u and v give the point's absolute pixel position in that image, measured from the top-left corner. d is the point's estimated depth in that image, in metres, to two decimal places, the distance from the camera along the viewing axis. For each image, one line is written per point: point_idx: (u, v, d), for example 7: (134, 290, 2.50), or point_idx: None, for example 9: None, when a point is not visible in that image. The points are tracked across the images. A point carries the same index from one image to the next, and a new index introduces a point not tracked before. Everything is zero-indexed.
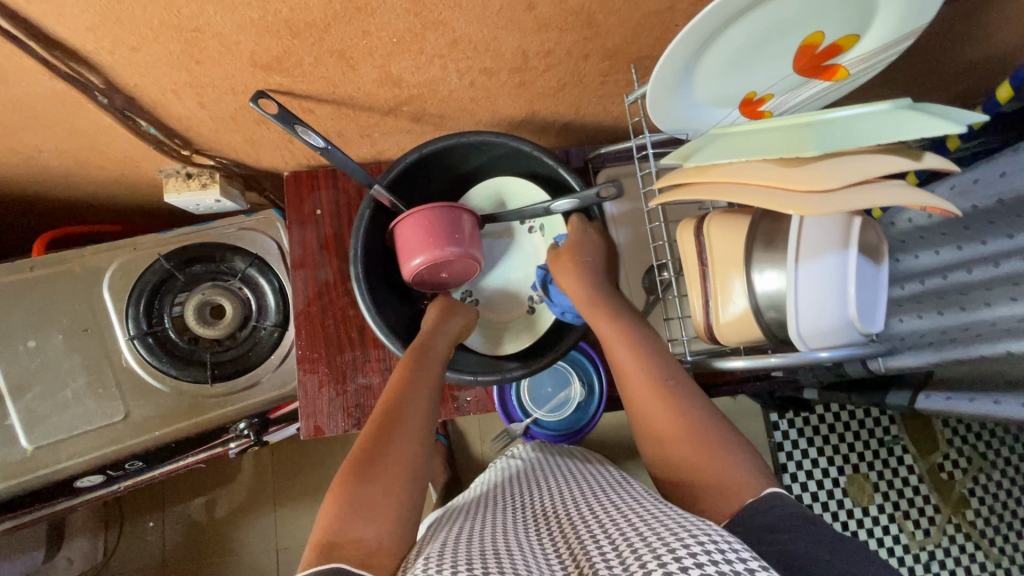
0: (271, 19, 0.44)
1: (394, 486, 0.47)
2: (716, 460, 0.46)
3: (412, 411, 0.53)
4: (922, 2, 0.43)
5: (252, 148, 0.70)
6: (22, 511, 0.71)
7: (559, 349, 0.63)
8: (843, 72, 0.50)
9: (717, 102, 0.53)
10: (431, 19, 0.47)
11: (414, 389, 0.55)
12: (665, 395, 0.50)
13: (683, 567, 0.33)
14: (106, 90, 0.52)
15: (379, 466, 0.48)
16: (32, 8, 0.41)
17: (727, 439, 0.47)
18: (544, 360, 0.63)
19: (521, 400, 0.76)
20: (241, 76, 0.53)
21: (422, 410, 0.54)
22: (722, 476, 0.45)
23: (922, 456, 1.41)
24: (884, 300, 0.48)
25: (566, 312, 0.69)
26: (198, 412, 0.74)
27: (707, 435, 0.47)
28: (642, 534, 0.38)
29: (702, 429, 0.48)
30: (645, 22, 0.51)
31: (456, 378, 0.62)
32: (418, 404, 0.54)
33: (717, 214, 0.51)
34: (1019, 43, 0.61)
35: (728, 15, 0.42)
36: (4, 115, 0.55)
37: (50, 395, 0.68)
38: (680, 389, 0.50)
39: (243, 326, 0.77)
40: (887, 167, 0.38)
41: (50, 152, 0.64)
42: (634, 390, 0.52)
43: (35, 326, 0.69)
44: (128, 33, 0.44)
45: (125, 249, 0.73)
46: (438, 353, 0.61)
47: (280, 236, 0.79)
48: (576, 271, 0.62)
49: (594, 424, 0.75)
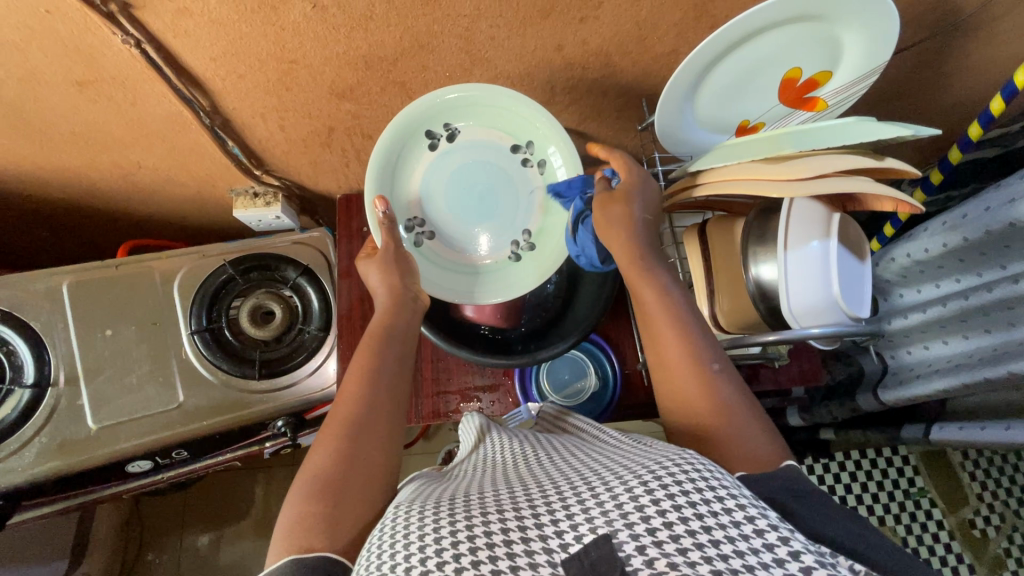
0: (353, 53, 0.56)
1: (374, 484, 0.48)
2: (748, 435, 0.47)
3: (380, 403, 0.53)
4: (879, 43, 0.53)
5: (314, 171, 0.81)
6: (75, 491, 0.77)
7: (580, 330, 0.67)
8: (822, 103, 0.61)
9: (716, 129, 0.63)
10: (478, 56, 0.59)
11: (377, 387, 0.54)
12: (700, 369, 0.50)
13: (669, 495, 0.33)
14: (210, 111, 0.64)
15: (352, 446, 0.49)
16: (176, 44, 0.53)
17: (755, 415, 0.49)
18: (569, 343, 0.67)
19: (540, 387, 0.79)
20: (319, 103, 0.64)
21: (392, 390, 0.55)
22: (750, 450, 0.46)
23: (951, 511, 1.36)
24: (869, 290, 0.55)
25: (583, 257, 0.65)
26: (242, 406, 0.79)
27: (738, 412, 0.48)
28: (630, 466, 0.38)
29: (728, 402, 0.49)
30: (653, 63, 0.62)
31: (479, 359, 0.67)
32: (385, 391, 0.54)
33: (717, 220, 0.59)
34: (980, 88, 0.71)
35: (719, 55, 0.53)
36: (122, 132, 0.67)
37: (118, 379, 0.77)
38: (722, 374, 0.50)
39: (289, 330, 0.84)
40: (851, 164, 0.47)
41: (148, 168, 0.76)
42: (667, 360, 0.52)
43: (114, 318, 0.78)
44: (240, 62, 0.56)
45: (195, 256, 0.83)
46: (398, 332, 0.60)
47: (329, 251, 0.88)
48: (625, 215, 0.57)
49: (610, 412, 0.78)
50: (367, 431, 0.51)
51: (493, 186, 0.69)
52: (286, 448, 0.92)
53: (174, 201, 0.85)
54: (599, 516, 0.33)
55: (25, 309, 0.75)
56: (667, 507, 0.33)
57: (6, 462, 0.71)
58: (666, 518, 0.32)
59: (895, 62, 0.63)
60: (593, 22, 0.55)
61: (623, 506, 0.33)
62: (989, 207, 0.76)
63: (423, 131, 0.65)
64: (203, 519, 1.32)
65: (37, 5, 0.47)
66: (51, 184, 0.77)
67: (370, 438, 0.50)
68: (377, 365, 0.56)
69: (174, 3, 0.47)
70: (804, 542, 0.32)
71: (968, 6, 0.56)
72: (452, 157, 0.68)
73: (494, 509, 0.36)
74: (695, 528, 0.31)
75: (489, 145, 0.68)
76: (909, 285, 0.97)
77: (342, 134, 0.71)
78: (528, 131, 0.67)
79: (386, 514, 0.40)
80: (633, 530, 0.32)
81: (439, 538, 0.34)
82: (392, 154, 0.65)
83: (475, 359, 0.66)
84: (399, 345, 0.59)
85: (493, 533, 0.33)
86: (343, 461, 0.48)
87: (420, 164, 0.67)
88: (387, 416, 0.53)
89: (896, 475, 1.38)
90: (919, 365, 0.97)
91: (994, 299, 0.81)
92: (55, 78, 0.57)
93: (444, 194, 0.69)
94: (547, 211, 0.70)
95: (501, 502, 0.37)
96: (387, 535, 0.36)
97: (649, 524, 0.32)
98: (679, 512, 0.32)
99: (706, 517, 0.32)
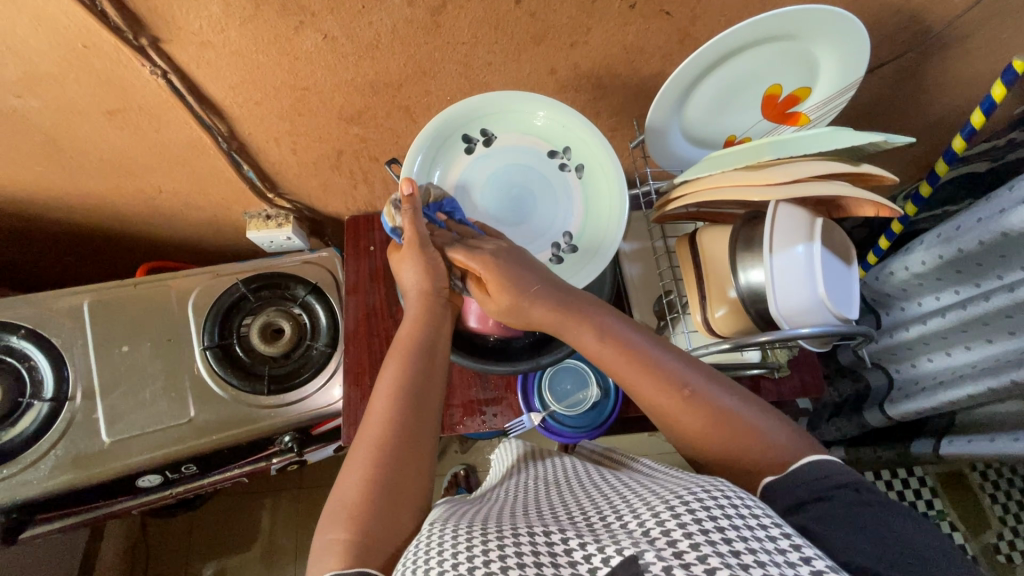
0: (360, 80, 0.60)
1: (398, 493, 0.47)
2: (757, 437, 0.48)
3: (419, 425, 0.52)
4: (852, 60, 0.56)
5: (324, 193, 0.85)
6: (86, 506, 0.78)
7: None
8: (804, 118, 0.64)
9: (703, 143, 0.66)
10: (477, 80, 0.63)
11: (419, 411, 0.53)
12: (678, 390, 0.51)
13: (697, 520, 0.34)
14: (227, 137, 0.68)
15: (361, 455, 0.49)
16: (199, 75, 0.57)
17: (756, 411, 0.50)
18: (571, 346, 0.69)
19: (541, 394, 0.80)
20: (328, 127, 0.68)
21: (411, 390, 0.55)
22: (762, 449, 0.47)
23: (974, 535, 1.31)
24: (855, 293, 0.56)
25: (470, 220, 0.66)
26: (251, 421, 0.81)
27: (740, 418, 0.49)
28: (658, 495, 0.39)
29: (729, 411, 0.50)
30: (641, 85, 0.66)
31: (506, 368, 0.69)
32: (422, 406, 0.54)
33: (707, 229, 0.62)
34: (958, 102, 0.74)
35: (700, 72, 0.56)
36: (145, 158, 0.71)
37: (133, 394, 0.79)
38: (698, 391, 0.51)
39: (298, 347, 0.86)
40: (831, 168, 0.50)
41: (168, 193, 0.80)
42: (649, 396, 0.53)
43: (130, 334, 0.82)
44: (257, 90, 0.60)
45: (209, 275, 0.87)
46: (422, 343, 0.59)
47: (337, 270, 0.91)
48: (506, 284, 0.58)
49: (612, 421, 0.78)
50: (400, 438, 0.50)
51: (530, 190, 0.69)
52: (293, 465, 0.93)
53: (191, 224, 0.90)
54: (627, 541, 0.35)
55: (49, 326, 0.79)
56: (694, 531, 0.34)
57: (22, 475, 0.73)
58: (692, 540, 0.33)
59: (873, 79, 0.67)
60: (583, 47, 0.59)
61: (651, 532, 0.35)
62: (980, 218, 0.76)
63: (458, 134, 0.66)
64: (209, 546, 1.31)
65: (76, 40, 0.51)
66: (77, 209, 0.82)
67: (405, 442, 0.51)
68: (409, 372, 0.56)
69: (198, 36, 0.52)
70: (827, 563, 0.33)
71: (936, 24, 0.59)
72: (488, 163, 0.68)
73: (527, 535, 0.37)
74: (723, 552, 0.32)
75: (524, 150, 0.68)
76: (910, 299, 0.97)
77: (350, 157, 0.75)
78: (564, 136, 0.67)
79: (420, 533, 0.41)
80: (660, 552, 0.33)
81: (471, 554, 0.35)
82: (428, 156, 0.65)
83: (493, 368, 0.69)
84: (427, 357, 0.58)
85: (523, 554, 0.35)
86: (355, 464, 0.49)
87: (454, 172, 0.68)
88: (409, 427, 0.52)
89: (913, 497, 1.35)
90: (925, 378, 0.97)
91: (990, 309, 0.81)
92: (87, 108, 0.61)
93: (478, 204, 0.69)
94: (586, 215, 0.69)
95: (529, 529, 0.38)
96: (424, 550, 0.38)
97: (677, 547, 0.33)
98: (707, 536, 0.33)
99: (734, 542, 0.33)
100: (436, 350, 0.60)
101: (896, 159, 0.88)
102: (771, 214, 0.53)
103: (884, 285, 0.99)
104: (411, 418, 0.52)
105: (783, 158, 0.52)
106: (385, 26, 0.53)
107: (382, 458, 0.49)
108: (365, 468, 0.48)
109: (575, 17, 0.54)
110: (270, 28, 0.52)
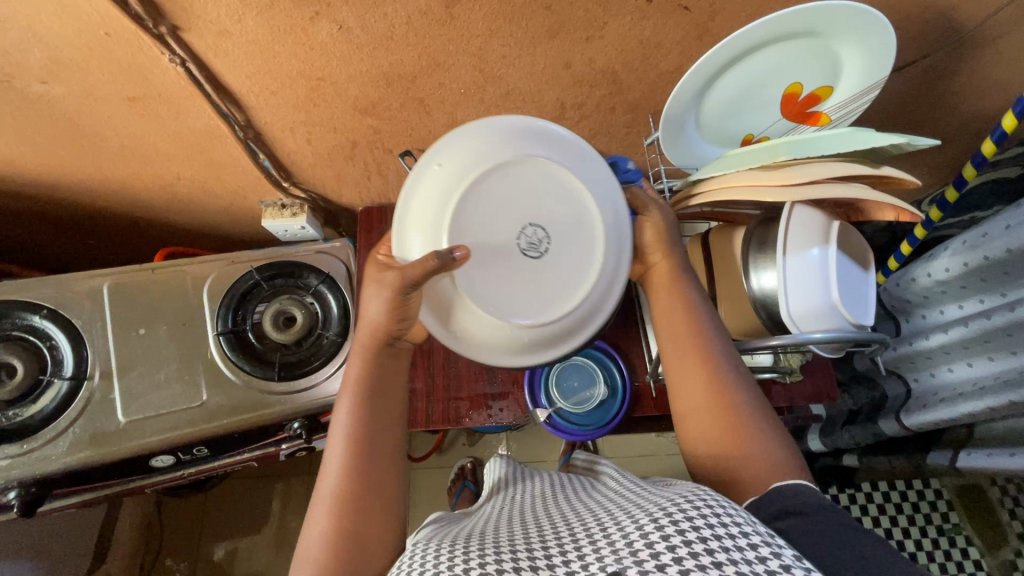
0: (374, 71, 0.60)
1: (371, 528, 0.48)
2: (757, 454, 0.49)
3: (387, 465, 0.52)
4: (876, 59, 0.54)
5: (338, 183, 0.86)
6: (102, 484, 0.80)
7: None
8: (825, 118, 0.63)
9: (719, 142, 0.65)
10: (492, 74, 0.62)
11: (386, 452, 0.53)
12: (712, 384, 0.53)
13: (679, 531, 0.35)
14: (244, 126, 0.69)
15: (333, 496, 0.49)
16: (216, 63, 0.58)
17: (767, 432, 0.50)
18: None
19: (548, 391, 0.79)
20: (343, 118, 0.69)
21: (379, 416, 0.54)
22: (764, 467, 0.48)
23: (989, 550, 1.27)
24: (872, 300, 0.55)
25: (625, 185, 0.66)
26: (260, 406, 0.82)
27: (747, 429, 0.50)
28: (646, 508, 0.40)
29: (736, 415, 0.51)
30: (660, 79, 0.65)
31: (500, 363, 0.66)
32: (388, 442, 0.53)
33: (720, 229, 0.62)
34: (985, 104, 0.71)
35: (715, 70, 0.55)
36: (163, 144, 0.73)
37: (148, 375, 0.81)
38: (737, 386, 0.53)
39: (309, 335, 0.88)
40: (848, 170, 0.49)
41: (186, 180, 0.82)
42: (691, 395, 0.53)
43: (148, 318, 0.84)
44: (273, 80, 0.61)
45: (224, 262, 0.88)
46: (386, 376, 0.56)
47: (349, 260, 0.92)
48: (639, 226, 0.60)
49: (617, 423, 0.77)
50: (368, 481, 0.50)
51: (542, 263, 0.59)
52: (303, 450, 0.94)
53: (209, 211, 0.91)
54: (609, 555, 0.35)
55: (70, 307, 0.81)
56: (677, 542, 0.34)
57: (41, 451, 0.74)
58: (675, 553, 0.33)
59: (898, 79, 0.65)
60: (599, 41, 0.58)
61: (634, 544, 0.35)
62: (1008, 226, 0.74)
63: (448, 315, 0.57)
64: (222, 527, 1.34)
65: (98, 28, 0.52)
66: (101, 193, 0.84)
67: (368, 467, 0.51)
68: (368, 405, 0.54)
69: (216, 26, 0.53)
70: None
71: (967, 23, 0.57)
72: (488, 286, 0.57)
73: (509, 554, 0.38)
74: (704, 563, 0.32)
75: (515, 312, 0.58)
76: (931, 307, 0.94)
77: (365, 148, 0.76)
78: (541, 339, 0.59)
79: (403, 552, 0.43)
80: (641, 566, 0.33)
81: (451, 570, 0.36)
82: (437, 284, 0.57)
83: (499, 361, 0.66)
84: (389, 383, 0.56)
85: (487, 566, 0.36)
86: (322, 501, 0.49)
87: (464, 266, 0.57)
88: (379, 457, 0.52)
89: (928, 509, 1.32)
90: (944, 389, 0.93)
91: (1014, 320, 0.78)
92: (109, 95, 0.62)
93: (499, 277, 0.58)
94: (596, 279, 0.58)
95: (510, 547, 0.39)
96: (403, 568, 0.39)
97: (659, 560, 0.33)
98: (689, 547, 0.33)
99: (717, 551, 0.33)
100: (395, 382, 0.57)
101: (921, 163, 0.85)
102: (786, 217, 0.53)
103: (905, 292, 0.96)
104: (374, 445, 0.52)
105: (803, 159, 0.51)
106: (400, 18, 0.53)
107: (348, 497, 0.49)
108: (333, 510, 0.48)
109: (592, 10, 0.54)
110: (286, 17, 0.52)
